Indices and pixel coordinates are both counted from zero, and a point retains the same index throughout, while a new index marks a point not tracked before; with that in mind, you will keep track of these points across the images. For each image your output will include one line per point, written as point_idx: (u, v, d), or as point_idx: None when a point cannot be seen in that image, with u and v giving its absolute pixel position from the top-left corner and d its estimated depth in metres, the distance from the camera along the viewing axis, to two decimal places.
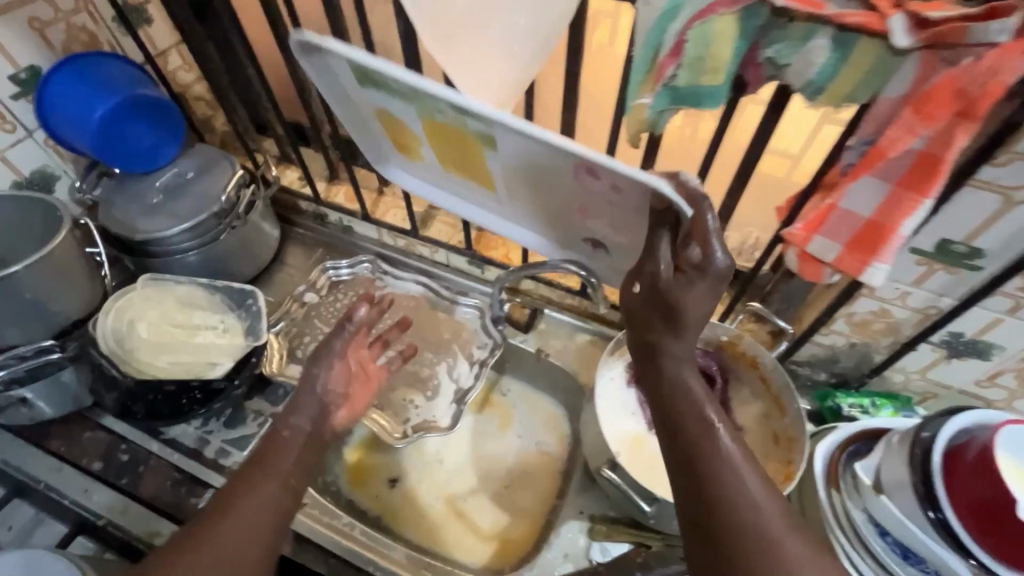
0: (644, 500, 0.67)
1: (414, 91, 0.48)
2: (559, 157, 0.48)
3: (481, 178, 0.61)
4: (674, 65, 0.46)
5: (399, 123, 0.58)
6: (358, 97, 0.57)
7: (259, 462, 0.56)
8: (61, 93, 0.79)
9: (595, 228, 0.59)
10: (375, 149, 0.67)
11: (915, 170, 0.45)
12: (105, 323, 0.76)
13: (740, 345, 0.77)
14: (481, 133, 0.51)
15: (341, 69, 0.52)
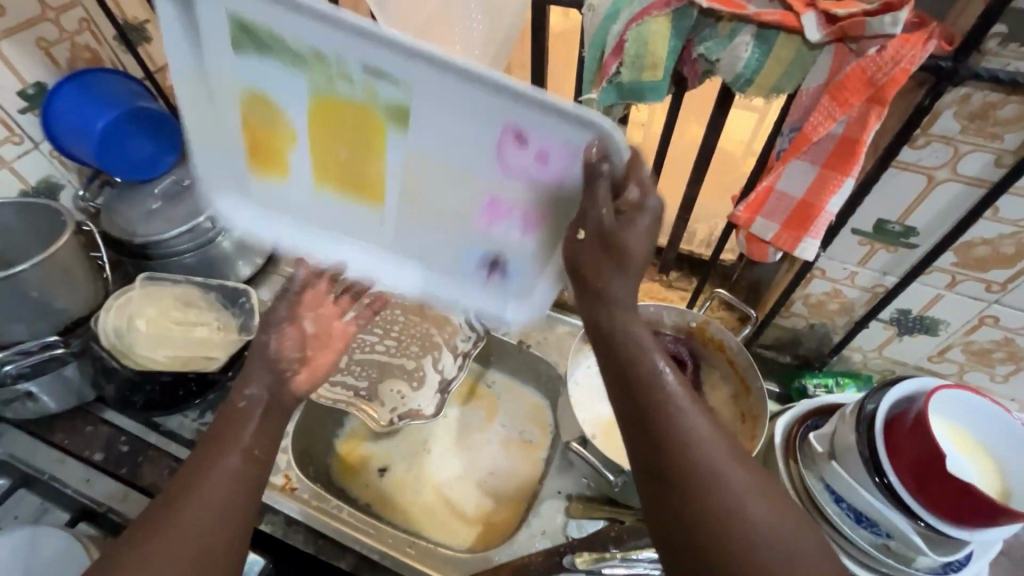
0: (611, 472, 0.72)
1: (315, 43, 0.43)
2: (473, 118, 0.44)
3: (365, 190, 0.53)
4: (617, 63, 0.51)
5: (274, 113, 0.50)
6: (226, 77, 0.49)
7: (213, 443, 0.52)
8: (66, 107, 0.85)
9: (499, 240, 0.53)
10: (222, 169, 0.57)
11: (837, 152, 0.50)
12: (105, 319, 0.79)
13: (708, 330, 0.81)
14: (385, 98, 0.45)
15: (214, 32, 0.46)
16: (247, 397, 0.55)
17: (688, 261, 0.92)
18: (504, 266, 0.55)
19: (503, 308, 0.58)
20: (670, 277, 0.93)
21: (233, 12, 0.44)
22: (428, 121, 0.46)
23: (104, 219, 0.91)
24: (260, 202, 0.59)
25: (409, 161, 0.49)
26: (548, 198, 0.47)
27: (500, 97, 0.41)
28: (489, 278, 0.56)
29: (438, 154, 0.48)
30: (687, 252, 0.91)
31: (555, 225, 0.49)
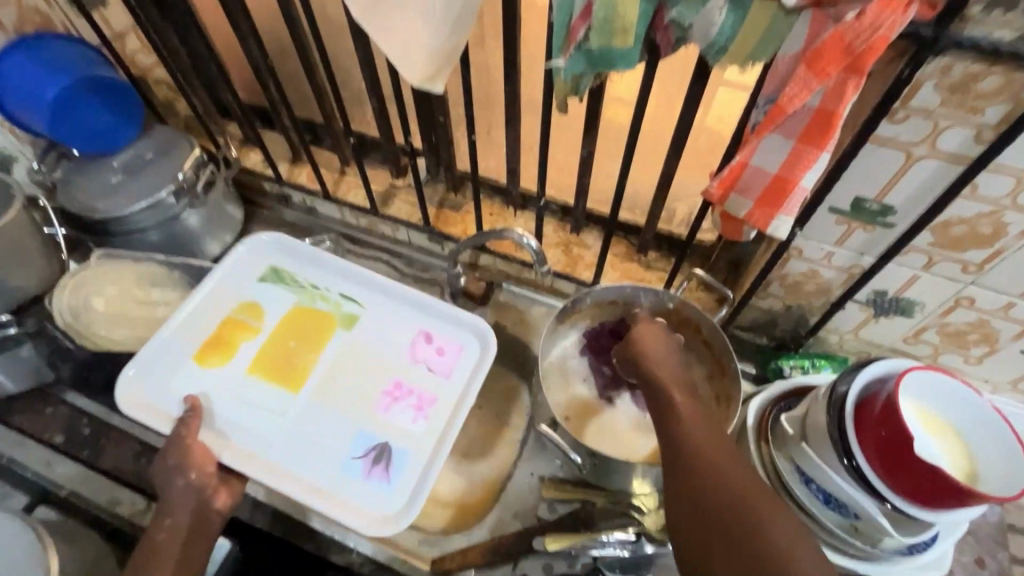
0: (575, 452, 0.71)
1: (316, 282, 0.77)
2: (399, 329, 0.74)
3: (291, 377, 0.69)
4: (584, 27, 0.48)
5: (255, 318, 0.73)
6: (237, 291, 0.75)
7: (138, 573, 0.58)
8: (15, 75, 0.80)
9: (391, 422, 0.68)
10: (162, 349, 0.70)
11: (813, 124, 0.48)
12: (60, 298, 0.77)
13: (684, 311, 0.80)
14: (347, 313, 0.75)
15: (252, 270, 0.77)
16: (166, 527, 0.61)
17: (666, 240, 0.89)
18: (387, 458, 0.66)
19: (383, 491, 0.65)
20: (648, 258, 0.91)
21: (275, 265, 0.78)
22: (375, 330, 0.74)
23: (61, 194, 0.87)
24: (184, 390, 0.68)
25: (342, 354, 0.72)
26: (440, 398, 0.70)
27: (420, 319, 0.75)
28: (370, 474, 0.66)
29: (372, 352, 0.72)
30: (665, 231, 0.89)
31: (442, 415, 0.69)
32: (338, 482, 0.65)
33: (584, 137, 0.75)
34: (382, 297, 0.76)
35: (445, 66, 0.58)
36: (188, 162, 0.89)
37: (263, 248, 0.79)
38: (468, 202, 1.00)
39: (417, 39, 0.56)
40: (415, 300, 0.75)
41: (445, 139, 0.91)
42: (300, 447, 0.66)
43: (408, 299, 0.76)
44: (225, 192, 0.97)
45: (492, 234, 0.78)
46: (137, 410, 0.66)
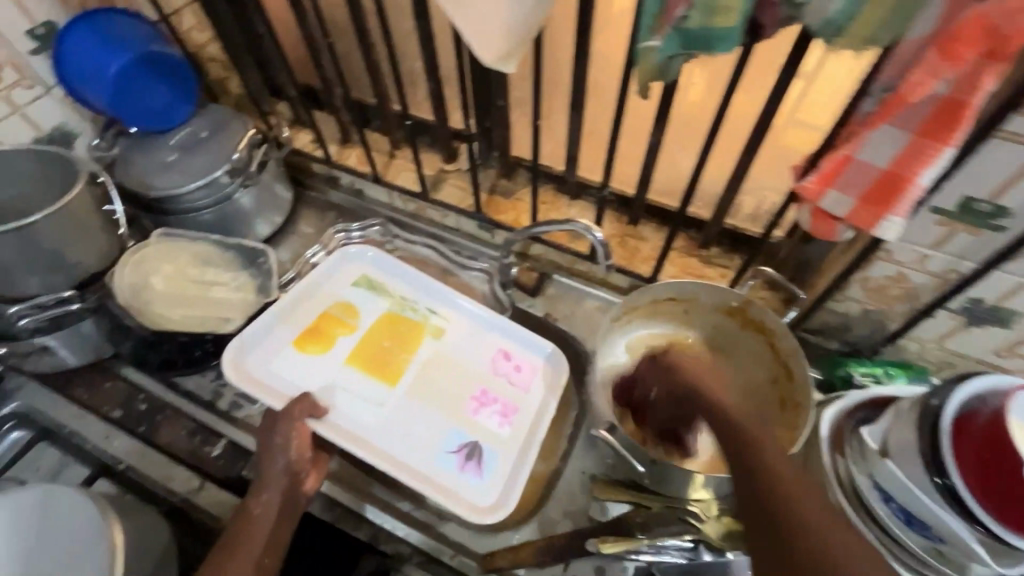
0: (640, 462, 0.68)
1: (404, 294, 0.86)
2: (480, 342, 0.83)
3: (387, 374, 0.78)
4: (684, 5, 0.44)
5: (349, 316, 0.82)
6: (331, 292, 0.84)
7: (231, 545, 0.61)
8: (76, 50, 0.80)
9: (480, 424, 0.76)
10: (266, 335, 0.78)
11: (937, 116, 0.43)
12: (122, 274, 0.77)
13: (749, 310, 0.77)
14: (435, 324, 0.84)
15: (346, 274, 0.86)
16: (262, 503, 0.64)
17: (731, 236, 0.85)
18: (478, 454, 0.74)
19: (476, 483, 0.73)
20: (709, 253, 0.87)
21: (366, 273, 0.87)
22: (458, 342, 0.83)
23: (119, 170, 0.87)
24: (290, 371, 0.76)
25: (431, 358, 0.80)
26: (522, 407, 0.79)
27: (498, 338, 0.84)
28: (463, 468, 0.73)
29: (459, 359, 0.81)
30: (730, 226, 0.84)
31: (524, 423, 0.77)
32: (433, 472, 0.73)
33: (654, 125, 0.71)
34: (466, 311, 0.85)
35: (522, 44, 0.55)
36: (242, 142, 0.88)
37: (356, 257, 0.88)
38: (520, 189, 0.98)
39: (493, 16, 0.53)
40: (494, 321, 0.84)
41: (503, 123, 0.88)
42: (399, 436, 0.74)
43: (488, 320, 0.84)
44: (277, 173, 0.96)
45: (556, 224, 0.74)
46: (246, 383, 0.73)
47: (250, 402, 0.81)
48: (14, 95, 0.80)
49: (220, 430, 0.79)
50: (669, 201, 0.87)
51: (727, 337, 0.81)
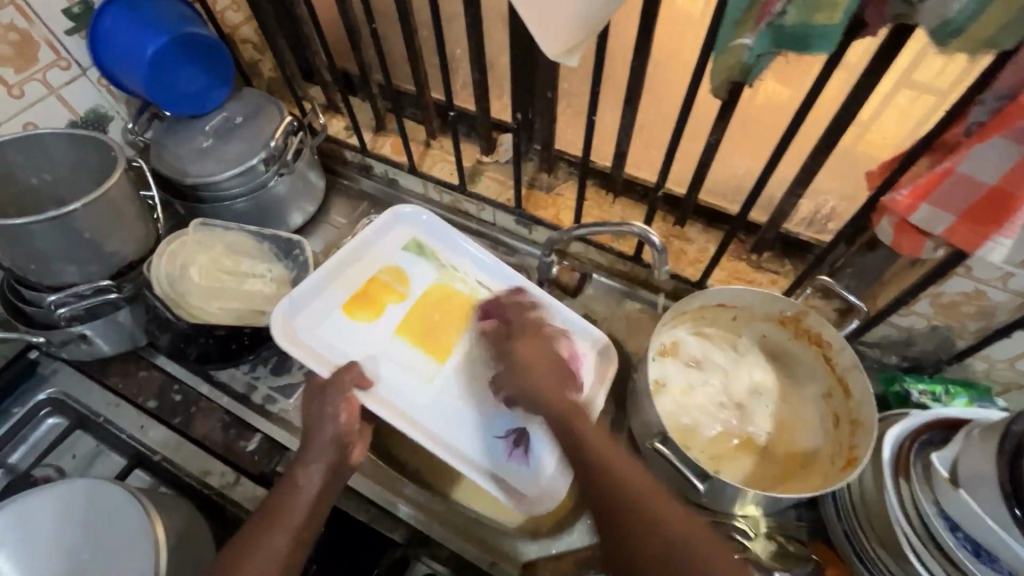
0: (697, 477, 0.63)
1: (455, 264, 0.82)
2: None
3: (436, 348, 0.75)
4: (783, 1, 0.40)
5: (399, 283, 0.79)
6: (380, 257, 0.81)
7: (273, 517, 0.58)
8: (113, 31, 0.77)
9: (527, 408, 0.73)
10: (317, 296, 0.76)
11: None
12: (159, 266, 0.75)
13: (804, 321, 0.73)
14: (483, 300, 0.80)
15: (397, 239, 0.82)
16: (308, 474, 0.61)
17: (785, 240, 0.81)
18: (526, 443, 0.71)
19: (522, 473, 0.70)
20: (760, 257, 0.83)
21: (416, 238, 0.83)
22: (507, 319, 0.79)
23: (154, 155, 0.85)
24: (340, 337, 0.74)
25: (481, 336, 0.77)
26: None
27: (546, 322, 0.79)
28: (511, 455, 0.70)
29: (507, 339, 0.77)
30: (787, 232, 0.80)
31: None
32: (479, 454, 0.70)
33: (716, 123, 0.67)
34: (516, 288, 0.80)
35: (588, 36, 0.52)
36: (280, 129, 0.85)
37: (404, 223, 0.84)
38: (560, 184, 0.94)
39: (559, 5, 0.49)
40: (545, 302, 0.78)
41: (549, 115, 0.84)
42: (446, 414, 0.71)
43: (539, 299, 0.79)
44: (311, 161, 0.94)
45: (609, 226, 0.70)
46: (294, 348, 0.70)
47: (284, 396, 0.80)
48: (50, 77, 0.78)
49: (255, 424, 0.78)
50: (729, 207, 0.82)
51: (780, 349, 0.79)
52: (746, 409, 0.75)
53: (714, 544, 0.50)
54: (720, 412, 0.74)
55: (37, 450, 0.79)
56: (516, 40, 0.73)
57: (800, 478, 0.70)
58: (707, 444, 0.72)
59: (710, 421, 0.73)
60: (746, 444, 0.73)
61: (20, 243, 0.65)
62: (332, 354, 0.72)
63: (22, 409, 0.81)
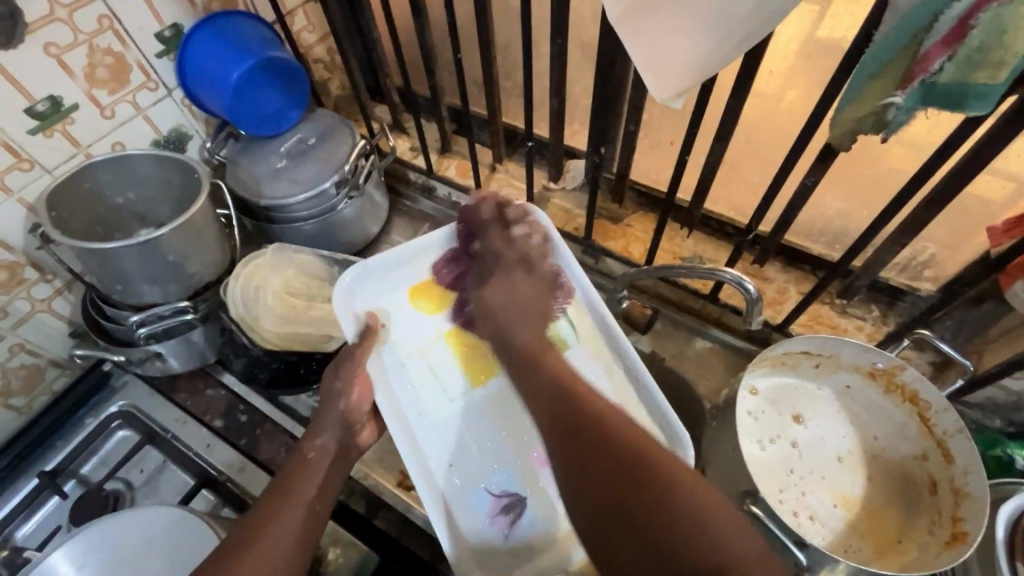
0: (796, 547, 0.59)
1: (550, 289, 0.70)
2: (597, 381, 0.66)
3: (473, 371, 0.67)
4: (943, 56, 0.37)
5: None
6: None
7: (287, 488, 0.55)
8: (201, 53, 0.78)
9: (539, 477, 0.64)
10: (388, 273, 0.71)
11: None
12: (234, 289, 0.75)
13: (898, 376, 0.69)
14: (561, 337, 0.68)
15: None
16: (317, 447, 0.59)
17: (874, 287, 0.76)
18: (517, 512, 0.62)
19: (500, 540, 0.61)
20: (844, 302, 0.79)
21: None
22: (570, 369, 0.66)
23: (229, 174, 0.86)
24: (393, 321, 0.69)
25: None
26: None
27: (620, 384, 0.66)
28: (493, 520, 0.62)
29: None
30: (881, 279, 0.76)
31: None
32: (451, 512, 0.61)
33: (818, 164, 0.63)
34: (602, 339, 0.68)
35: (698, 82, 0.49)
36: (352, 152, 0.86)
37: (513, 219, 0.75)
38: (630, 214, 0.91)
39: (676, 48, 0.47)
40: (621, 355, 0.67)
41: (627, 146, 0.81)
42: (456, 454, 0.64)
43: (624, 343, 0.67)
44: (378, 182, 0.93)
45: (697, 271, 0.67)
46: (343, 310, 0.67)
47: None
48: (139, 97, 0.79)
49: None
50: (830, 252, 0.79)
51: (863, 403, 0.74)
52: (815, 455, 0.71)
53: (709, 490, 0.43)
54: (788, 433, 0.72)
55: (108, 462, 0.80)
56: (604, 73, 0.71)
57: (887, 551, 0.66)
58: (769, 469, 0.70)
59: (782, 437, 0.72)
60: (835, 514, 0.68)
61: (110, 265, 0.66)
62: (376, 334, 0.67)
63: (95, 421, 0.82)
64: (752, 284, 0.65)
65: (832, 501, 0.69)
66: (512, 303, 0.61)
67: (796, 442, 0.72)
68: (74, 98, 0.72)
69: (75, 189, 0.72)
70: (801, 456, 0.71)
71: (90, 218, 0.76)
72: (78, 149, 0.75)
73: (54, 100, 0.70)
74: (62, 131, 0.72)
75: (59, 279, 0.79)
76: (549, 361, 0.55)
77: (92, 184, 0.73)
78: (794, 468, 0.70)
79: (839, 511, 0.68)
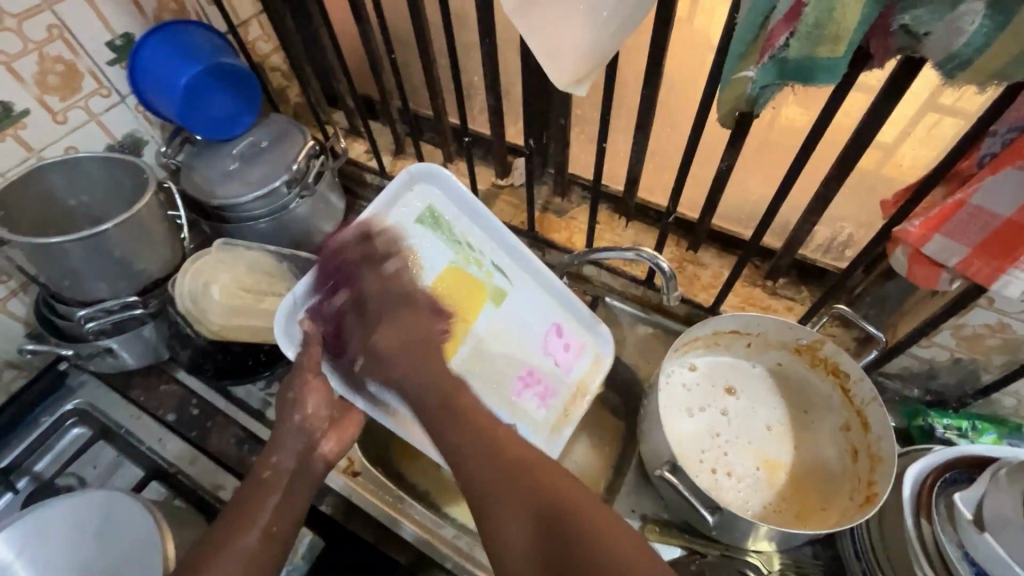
0: (707, 509, 0.62)
1: (471, 242, 0.71)
2: (539, 312, 0.74)
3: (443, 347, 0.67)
4: (786, 33, 0.41)
5: (412, 265, 0.67)
6: (390, 231, 0.67)
7: (241, 515, 0.54)
8: (151, 60, 0.82)
9: (522, 406, 0.71)
10: (324, 283, 0.63)
11: (1002, 236, 0.42)
12: (182, 282, 0.77)
13: (821, 350, 0.72)
14: (496, 287, 0.72)
15: (410, 204, 0.68)
16: (272, 465, 0.58)
17: (799, 267, 0.80)
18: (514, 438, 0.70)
19: None
20: (775, 284, 0.82)
21: (432, 205, 0.70)
22: (517, 313, 0.72)
23: (183, 177, 0.89)
24: None
25: (491, 329, 0.70)
26: (561, 389, 0.74)
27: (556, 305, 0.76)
28: None
29: (515, 327, 0.72)
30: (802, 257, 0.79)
31: (561, 408, 0.74)
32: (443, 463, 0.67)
33: (728, 147, 0.67)
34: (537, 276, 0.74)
35: (599, 67, 0.52)
36: (302, 152, 0.89)
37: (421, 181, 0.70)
38: (574, 207, 0.94)
39: (570, 39, 0.50)
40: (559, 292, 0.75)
41: (562, 140, 0.85)
42: None
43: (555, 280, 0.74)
44: (331, 183, 0.96)
45: (619, 252, 0.71)
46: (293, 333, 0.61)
47: None
48: (92, 103, 0.82)
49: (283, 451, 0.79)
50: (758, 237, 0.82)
51: (794, 375, 0.77)
52: (743, 424, 0.74)
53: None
54: (717, 402, 0.75)
55: (61, 459, 0.82)
56: (528, 68, 0.75)
57: (810, 516, 0.68)
58: (694, 437, 0.73)
59: (711, 406, 0.75)
60: (759, 484, 0.71)
61: (56, 260, 0.69)
62: (324, 353, 0.62)
63: (51, 418, 0.84)
64: (667, 262, 0.68)
65: (755, 465, 0.72)
66: (406, 348, 0.59)
67: (727, 415, 0.75)
68: (25, 104, 0.75)
69: (26, 191, 0.75)
70: (728, 424, 0.74)
71: (44, 219, 0.79)
72: (30, 153, 0.78)
73: (5, 106, 0.73)
74: (14, 136, 0.75)
75: (14, 280, 0.81)
76: (540, 478, 0.48)
77: (45, 186, 0.76)
78: (719, 433, 0.73)
79: (761, 475, 0.71)
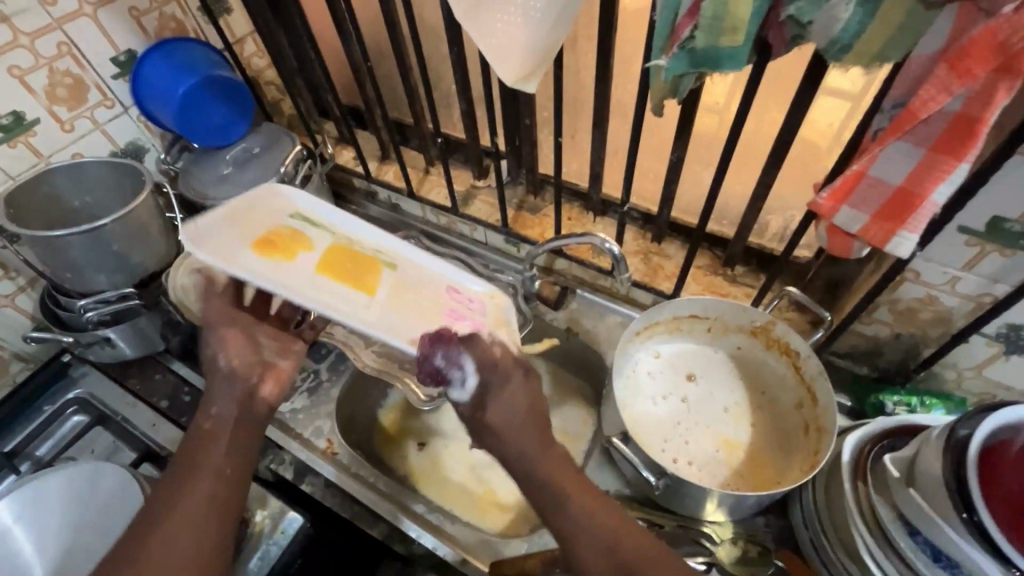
0: (652, 472, 0.65)
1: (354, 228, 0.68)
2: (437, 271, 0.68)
3: (358, 284, 0.59)
4: (691, 25, 0.46)
5: (300, 237, 0.61)
6: (266, 217, 0.63)
7: (196, 462, 0.54)
8: (152, 74, 0.89)
9: (468, 329, 0.60)
10: (213, 238, 0.56)
11: (891, 204, 0.47)
12: (175, 277, 0.83)
13: (773, 331, 0.75)
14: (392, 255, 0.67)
15: (281, 204, 0.66)
16: (212, 417, 0.57)
17: (756, 255, 0.84)
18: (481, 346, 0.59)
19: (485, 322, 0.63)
20: (735, 272, 0.86)
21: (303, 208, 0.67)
22: (421, 271, 0.67)
23: (181, 181, 0.95)
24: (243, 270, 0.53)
25: (404, 281, 0.63)
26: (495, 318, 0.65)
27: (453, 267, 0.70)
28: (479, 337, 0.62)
29: (424, 281, 0.65)
30: (756, 245, 0.83)
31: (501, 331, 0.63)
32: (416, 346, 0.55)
33: (677, 140, 0.72)
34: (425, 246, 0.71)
35: (541, 65, 0.58)
36: (290, 156, 0.95)
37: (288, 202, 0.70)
38: (547, 205, 1.00)
39: (513, 39, 0.55)
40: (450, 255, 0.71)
41: (531, 140, 0.90)
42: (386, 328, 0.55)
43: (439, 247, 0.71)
44: (319, 186, 1.03)
45: (574, 238, 0.75)
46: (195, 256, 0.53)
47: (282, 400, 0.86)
48: (97, 114, 0.90)
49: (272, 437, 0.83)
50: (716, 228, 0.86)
51: (751, 358, 0.80)
52: (701, 408, 0.77)
53: None
54: (679, 390, 0.79)
55: (61, 444, 0.87)
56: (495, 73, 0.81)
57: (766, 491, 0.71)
58: (657, 421, 0.76)
59: (673, 394, 0.78)
60: (717, 462, 0.73)
61: (58, 253, 0.75)
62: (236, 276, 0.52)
63: (53, 407, 0.90)
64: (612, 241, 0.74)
65: (714, 447, 0.74)
66: (520, 430, 0.56)
67: (688, 401, 0.78)
68: (36, 113, 0.82)
69: (34, 192, 0.82)
70: (690, 410, 0.77)
71: (52, 219, 0.85)
72: (39, 158, 0.85)
73: (17, 115, 0.80)
74: (25, 143, 0.83)
75: (23, 276, 0.87)
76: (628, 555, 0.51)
77: (51, 188, 0.83)
78: (681, 420, 0.76)
79: (720, 455, 0.74)
